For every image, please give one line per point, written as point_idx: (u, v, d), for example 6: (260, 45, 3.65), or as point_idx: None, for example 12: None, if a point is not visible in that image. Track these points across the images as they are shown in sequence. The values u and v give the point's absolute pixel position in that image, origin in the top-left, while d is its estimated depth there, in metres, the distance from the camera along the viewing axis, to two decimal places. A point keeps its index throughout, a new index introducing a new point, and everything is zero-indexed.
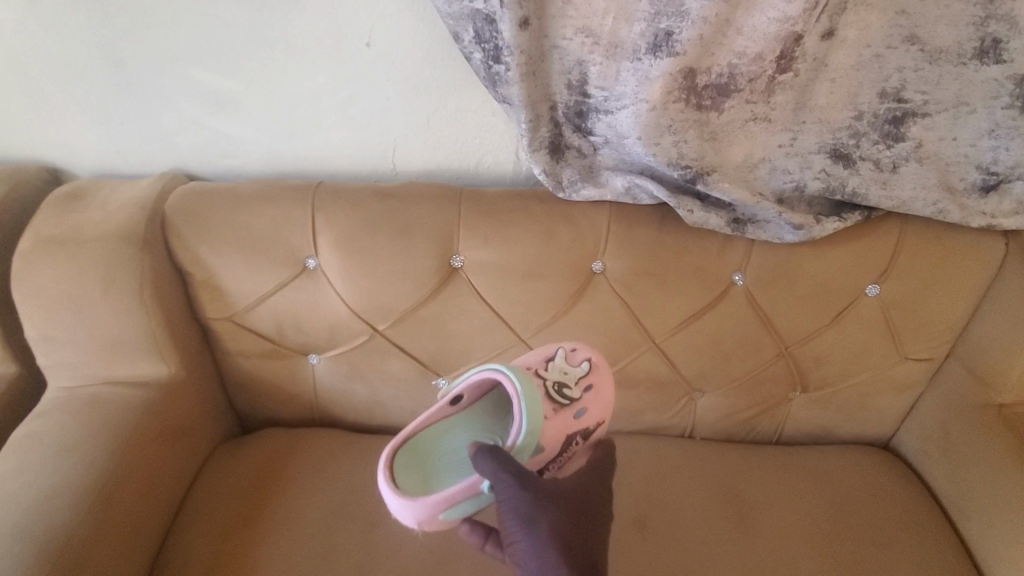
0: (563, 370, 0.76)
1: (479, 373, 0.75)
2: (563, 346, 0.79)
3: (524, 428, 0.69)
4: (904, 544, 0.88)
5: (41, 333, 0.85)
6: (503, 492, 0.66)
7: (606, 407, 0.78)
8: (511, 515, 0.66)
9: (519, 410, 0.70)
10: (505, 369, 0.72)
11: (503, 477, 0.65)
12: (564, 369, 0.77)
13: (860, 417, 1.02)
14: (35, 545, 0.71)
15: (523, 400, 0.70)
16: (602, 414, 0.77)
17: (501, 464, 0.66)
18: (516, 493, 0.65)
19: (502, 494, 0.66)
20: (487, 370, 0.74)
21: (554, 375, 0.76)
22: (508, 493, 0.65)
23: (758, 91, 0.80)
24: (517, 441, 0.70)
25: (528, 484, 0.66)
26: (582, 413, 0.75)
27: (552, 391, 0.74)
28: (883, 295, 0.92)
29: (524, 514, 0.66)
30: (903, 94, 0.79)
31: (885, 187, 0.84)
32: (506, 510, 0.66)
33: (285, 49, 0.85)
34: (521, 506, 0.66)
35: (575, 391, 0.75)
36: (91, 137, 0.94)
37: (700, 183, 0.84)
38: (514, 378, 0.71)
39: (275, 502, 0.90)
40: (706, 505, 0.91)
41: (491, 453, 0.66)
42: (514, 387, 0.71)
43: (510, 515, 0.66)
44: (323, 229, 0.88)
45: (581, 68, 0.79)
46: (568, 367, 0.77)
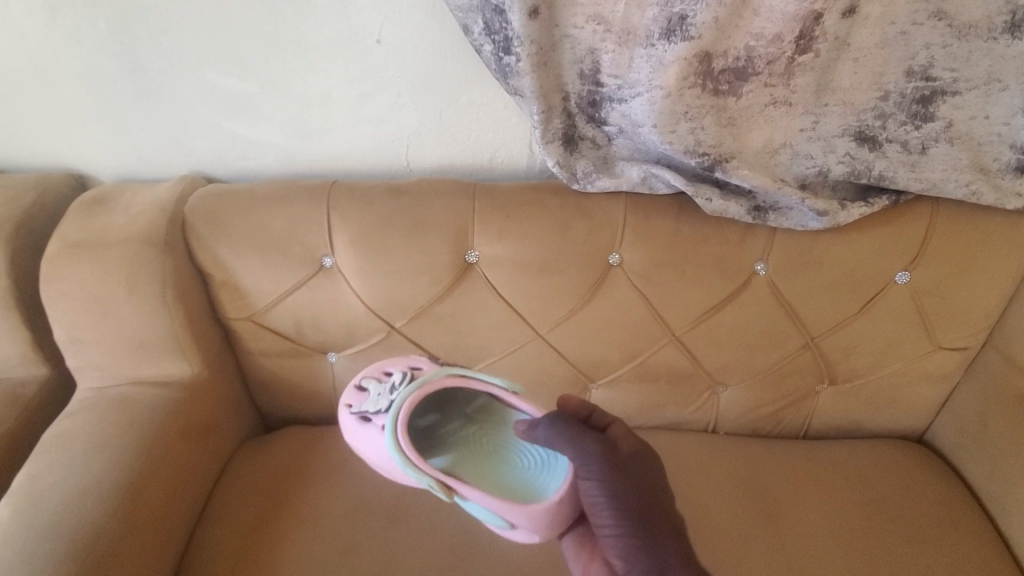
0: (377, 391, 0.84)
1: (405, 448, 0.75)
2: (350, 408, 0.85)
3: (443, 373, 0.81)
4: (942, 540, 0.85)
5: (69, 336, 0.87)
6: (590, 469, 0.71)
7: (401, 360, 0.89)
8: (602, 497, 0.70)
9: (432, 381, 0.80)
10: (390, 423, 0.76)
11: (581, 448, 0.72)
12: (378, 394, 0.83)
13: (892, 410, 0.99)
14: (67, 540, 0.73)
15: (418, 384, 0.80)
16: (413, 359, 0.88)
17: (563, 429, 0.74)
18: (604, 469, 0.71)
19: (585, 470, 0.72)
20: (402, 449, 0.75)
21: (382, 393, 0.83)
22: (597, 468, 0.71)
23: (777, 74, 0.77)
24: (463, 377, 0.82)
25: (613, 465, 0.71)
26: (416, 364, 0.87)
27: (397, 388, 0.81)
28: (913, 283, 0.88)
29: (617, 495, 0.69)
30: (931, 72, 0.76)
31: (914, 170, 0.80)
32: (595, 491, 0.70)
33: (298, 50, 0.86)
34: (614, 487, 0.70)
35: (393, 376, 0.83)
36: (114, 143, 0.96)
37: (719, 171, 0.81)
38: (398, 404, 0.78)
39: (297, 498, 0.91)
40: (735, 501, 0.89)
41: (544, 420, 0.76)
42: (410, 401, 0.78)
43: (602, 498, 0.70)
44: (339, 228, 0.88)
45: (594, 56, 0.78)
46: (374, 387, 0.85)
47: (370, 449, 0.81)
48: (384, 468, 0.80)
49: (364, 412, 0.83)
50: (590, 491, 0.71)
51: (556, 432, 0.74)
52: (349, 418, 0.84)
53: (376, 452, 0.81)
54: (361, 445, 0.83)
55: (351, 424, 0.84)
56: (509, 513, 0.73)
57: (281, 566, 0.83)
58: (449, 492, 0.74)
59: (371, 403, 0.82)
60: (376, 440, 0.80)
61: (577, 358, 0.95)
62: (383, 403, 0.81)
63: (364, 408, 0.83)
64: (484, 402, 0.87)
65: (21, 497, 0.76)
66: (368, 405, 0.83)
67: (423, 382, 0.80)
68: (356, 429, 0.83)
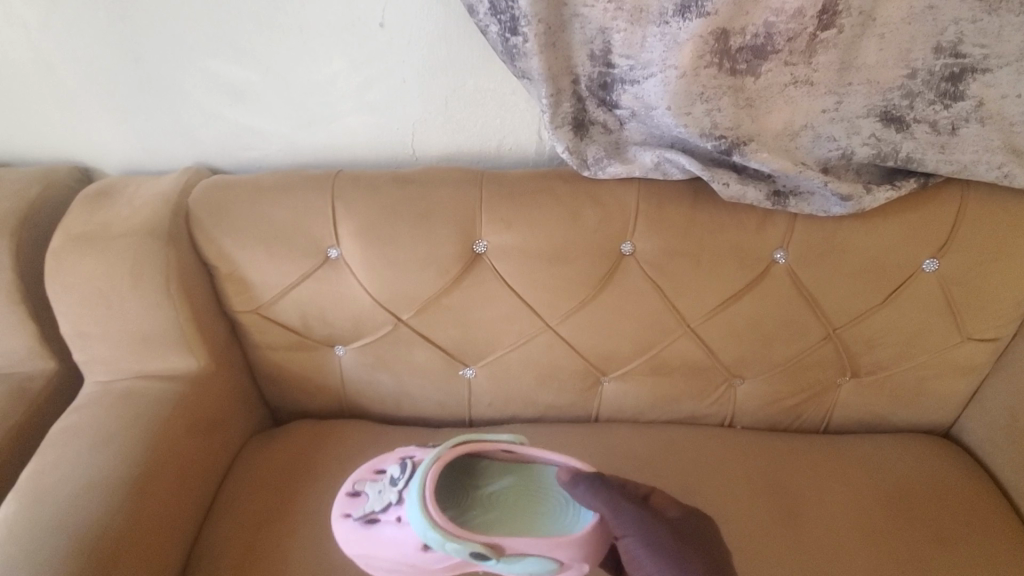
0: (375, 488, 0.81)
1: (442, 521, 0.70)
2: (350, 513, 0.80)
3: (451, 443, 0.77)
4: (972, 538, 0.82)
5: (75, 329, 0.86)
6: (630, 527, 0.72)
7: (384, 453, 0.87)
8: (646, 550, 0.71)
9: (444, 454, 0.75)
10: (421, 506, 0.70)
11: (619, 510, 0.73)
12: (376, 492, 0.80)
13: (917, 403, 0.95)
14: (72, 535, 0.72)
15: (434, 457, 0.74)
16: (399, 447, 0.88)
17: (600, 492, 0.74)
18: (640, 523, 0.72)
19: (622, 526, 0.72)
20: (439, 524, 0.69)
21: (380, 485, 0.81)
22: (638, 527, 0.72)
23: (798, 52, 0.74)
24: (466, 442, 0.78)
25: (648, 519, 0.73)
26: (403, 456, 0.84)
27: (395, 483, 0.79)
28: (942, 271, 0.85)
29: (663, 553, 0.70)
30: (960, 48, 0.71)
31: (944, 151, 0.76)
32: (636, 543, 0.72)
33: (299, 35, 0.83)
34: (657, 544, 0.71)
35: (389, 470, 0.81)
36: (117, 135, 0.94)
37: (736, 154, 0.78)
38: (419, 482, 0.72)
39: (306, 493, 0.90)
40: (754, 498, 0.86)
41: (583, 480, 0.75)
42: (429, 475, 0.73)
43: (645, 549, 0.71)
44: (344, 218, 0.86)
45: (605, 36, 0.74)
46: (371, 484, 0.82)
47: (388, 547, 0.76)
48: (408, 564, 0.75)
49: (367, 511, 0.79)
50: (630, 546, 0.72)
51: (595, 496, 0.73)
52: (350, 529, 0.78)
53: (397, 547, 0.76)
54: (371, 551, 0.77)
55: (354, 533, 0.78)
56: (560, 547, 0.71)
57: (289, 562, 0.81)
58: (496, 553, 0.70)
59: (374, 501, 0.79)
60: (395, 533, 0.76)
61: (590, 350, 0.93)
62: (392, 495, 0.78)
63: (366, 510, 0.79)
64: (482, 463, 0.82)
65: (29, 491, 0.76)
66: (372, 504, 0.79)
67: (433, 460, 0.74)
68: (364, 533, 0.77)
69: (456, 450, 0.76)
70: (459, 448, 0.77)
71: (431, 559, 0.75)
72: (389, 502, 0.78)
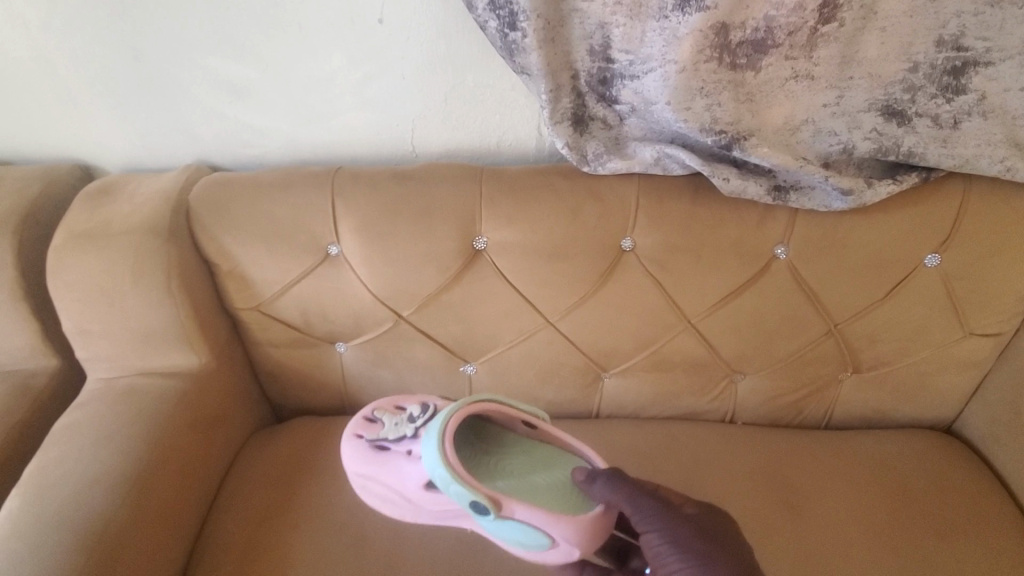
0: (394, 422, 0.83)
1: (453, 460, 0.69)
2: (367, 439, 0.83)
3: (483, 396, 0.75)
4: (974, 534, 0.81)
5: (77, 327, 0.87)
6: (652, 523, 0.69)
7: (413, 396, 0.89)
8: (671, 545, 0.68)
9: (472, 403, 0.73)
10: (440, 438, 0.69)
11: (639, 505, 0.70)
12: (394, 424, 0.82)
13: (919, 398, 0.95)
14: (74, 531, 0.72)
15: (462, 404, 0.73)
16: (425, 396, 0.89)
17: (619, 488, 0.71)
18: (662, 519, 0.69)
19: (644, 523, 0.70)
20: (451, 465, 0.68)
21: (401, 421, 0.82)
22: (660, 522, 0.69)
23: (799, 46, 0.73)
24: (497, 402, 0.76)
25: (672, 515, 0.70)
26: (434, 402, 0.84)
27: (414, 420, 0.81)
28: (943, 267, 0.84)
29: (691, 550, 0.67)
30: (962, 41, 0.71)
31: (946, 146, 0.76)
32: (660, 539, 0.69)
33: (298, 31, 0.83)
34: (683, 539, 0.68)
35: (410, 408, 0.83)
36: (119, 132, 0.94)
37: (737, 149, 0.77)
38: (444, 420, 0.71)
39: (308, 489, 0.90)
40: (755, 493, 0.86)
41: (602, 474, 0.72)
42: (454, 420, 0.71)
43: (669, 545, 0.68)
44: (344, 215, 0.86)
45: (604, 31, 0.74)
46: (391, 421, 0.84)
47: (392, 476, 0.79)
48: (404, 496, 0.78)
49: (383, 440, 0.82)
50: (654, 542, 0.69)
51: (613, 490, 0.71)
52: (361, 449, 0.82)
53: (400, 478, 0.78)
54: (377, 475, 0.80)
55: (365, 453, 0.81)
56: (557, 523, 0.70)
57: (290, 558, 0.82)
58: (495, 509, 0.69)
59: (389, 431, 0.82)
60: (401, 466, 0.78)
61: (590, 347, 0.93)
62: (407, 429, 0.81)
63: (380, 437, 0.82)
64: (502, 430, 0.81)
65: (32, 487, 0.76)
66: (387, 433, 0.82)
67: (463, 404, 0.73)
68: (373, 459, 0.80)
69: (487, 404, 0.75)
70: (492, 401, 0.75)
71: (429, 500, 0.76)
72: (405, 436, 0.81)
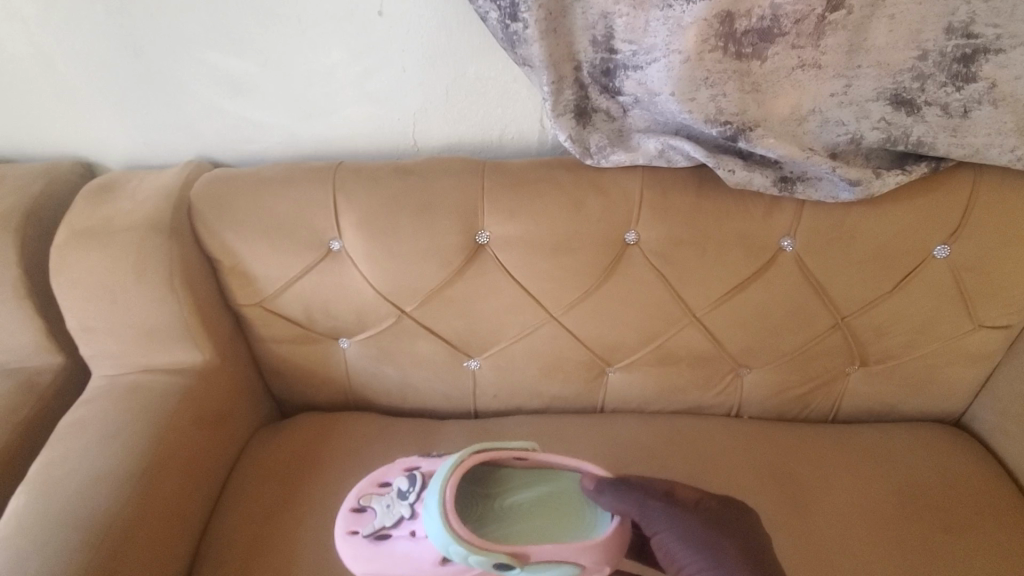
0: (387, 501, 0.78)
1: (463, 534, 0.68)
2: (365, 529, 0.77)
3: (466, 453, 0.74)
4: (981, 527, 0.81)
5: (81, 324, 0.86)
6: (662, 523, 0.73)
7: (392, 465, 0.84)
8: (681, 543, 0.72)
9: (458, 465, 0.73)
10: (443, 518, 0.68)
11: (645, 508, 0.73)
12: (386, 505, 0.78)
13: (927, 391, 0.94)
14: (81, 528, 0.72)
15: (450, 469, 0.72)
16: (406, 460, 0.84)
17: (624, 493, 0.74)
18: (669, 517, 0.73)
19: (653, 522, 0.73)
20: (462, 537, 0.68)
21: (392, 497, 0.79)
22: (669, 522, 0.73)
23: (806, 34, 0.72)
24: (482, 452, 0.75)
25: (678, 511, 0.74)
26: (416, 465, 0.82)
27: (406, 495, 0.77)
28: (953, 258, 0.83)
29: (701, 545, 0.71)
30: (972, 28, 0.69)
31: (956, 135, 0.74)
32: (669, 536, 0.73)
33: (298, 24, 0.82)
34: (692, 535, 0.72)
35: (396, 483, 0.79)
36: (120, 129, 0.94)
37: (742, 140, 0.76)
38: (440, 495, 0.70)
39: (313, 484, 0.90)
40: (760, 487, 0.86)
41: (607, 485, 0.74)
42: (449, 489, 0.71)
43: (679, 542, 0.72)
44: (346, 211, 0.86)
45: (607, 21, 0.73)
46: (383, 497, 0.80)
47: (405, 564, 0.74)
48: None
49: (381, 525, 0.77)
50: (665, 540, 0.73)
51: (622, 500, 0.73)
52: (360, 546, 0.76)
53: (412, 563, 0.74)
54: (387, 569, 0.75)
55: (365, 551, 0.76)
56: (583, 553, 0.70)
57: (296, 553, 0.82)
58: (520, 561, 0.69)
59: (383, 517, 0.77)
60: (410, 549, 0.74)
61: (594, 341, 0.92)
62: (403, 509, 0.77)
63: (376, 527, 0.77)
64: (495, 473, 0.79)
65: (38, 484, 0.76)
66: (383, 520, 0.77)
67: (451, 469, 0.72)
68: (377, 551, 0.75)
69: (472, 461, 0.74)
70: (476, 457, 0.74)
71: (451, 574, 0.73)
72: (404, 515, 0.76)
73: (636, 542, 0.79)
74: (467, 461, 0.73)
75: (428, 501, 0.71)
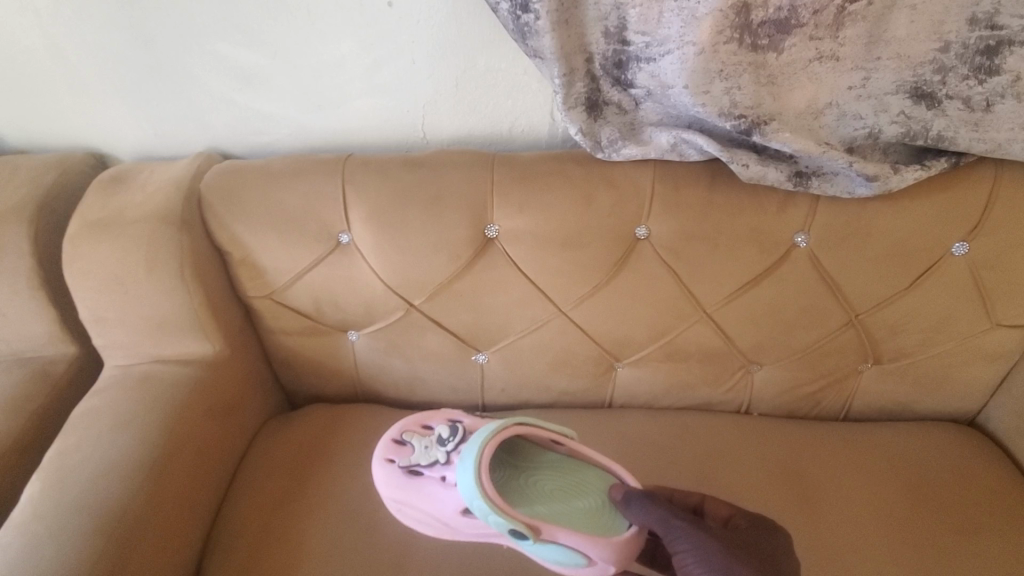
0: (425, 444, 0.82)
1: (491, 494, 0.70)
2: (401, 462, 0.82)
3: (508, 423, 0.75)
4: (992, 529, 0.79)
5: (93, 315, 0.87)
6: (683, 542, 0.65)
7: (437, 414, 0.88)
8: (700, 560, 0.63)
9: (499, 431, 0.74)
10: (476, 472, 0.70)
11: (670, 524, 0.67)
12: (424, 446, 0.82)
13: (941, 390, 0.93)
14: (94, 515, 0.73)
15: (492, 433, 0.73)
16: (450, 413, 0.88)
17: (652, 507, 0.70)
18: (694, 536, 0.65)
19: (677, 541, 0.66)
20: (487, 496, 0.69)
21: (430, 440, 0.82)
22: (691, 541, 0.65)
23: (824, 26, 0.70)
24: (521, 425, 0.76)
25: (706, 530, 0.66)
26: (462, 420, 0.85)
27: (444, 442, 0.80)
28: (971, 256, 0.81)
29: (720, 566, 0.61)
30: (997, 19, 0.67)
31: (977, 129, 0.72)
32: (690, 556, 0.64)
33: (307, 16, 0.81)
34: (713, 555, 0.62)
35: (438, 429, 0.82)
36: (131, 121, 0.94)
37: (757, 134, 0.74)
38: (478, 451, 0.71)
39: (321, 475, 0.91)
40: (769, 485, 0.85)
41: (636, 497, 0.72)
42: (487, 450, 0.72)
43: (698, 562, 0.63)
44: (354, 203, 0.85)
45: (620, 12, 0.72)
46: (423, 441, 0.83)
47: (429, 503, 0.79)
48: (441, 521, 0.78)
49: (414, 464, 0.81)
50: (685, 560, 0.64)
51: (647, 512, 0.70)
52: (394, 474, 0.81)
53: (436, 504, 0.78)
54: (411, 501, 0.79)
55: (398, 480, 0.81)
56: (592, 545, 0.70)
57: (304, 542, 0.82)
58: (534, 534, 0.70)
59: (420, 456, 0.81)
60: (437, 490, 0.79)
61: (603, 336, 0.91)
62: (438, 454, 0.79)
63: (412, 461, 0.81)
64: (530, 448, 0.81)
65: (52, 471, 0.77)
66: (418, 458, 0.81)
67: (494, 433, 0.73)
68: (406, 484, 0.80)
69: (514, 430, 0.75)
70: (518, 428, 0.76)
71: (468, 525, 0.76)
72: (438, 459, 0.79)
73: (648, 546, 0.79)
74: (508, 433, 0.74)
75: (465, 454, 0.73)
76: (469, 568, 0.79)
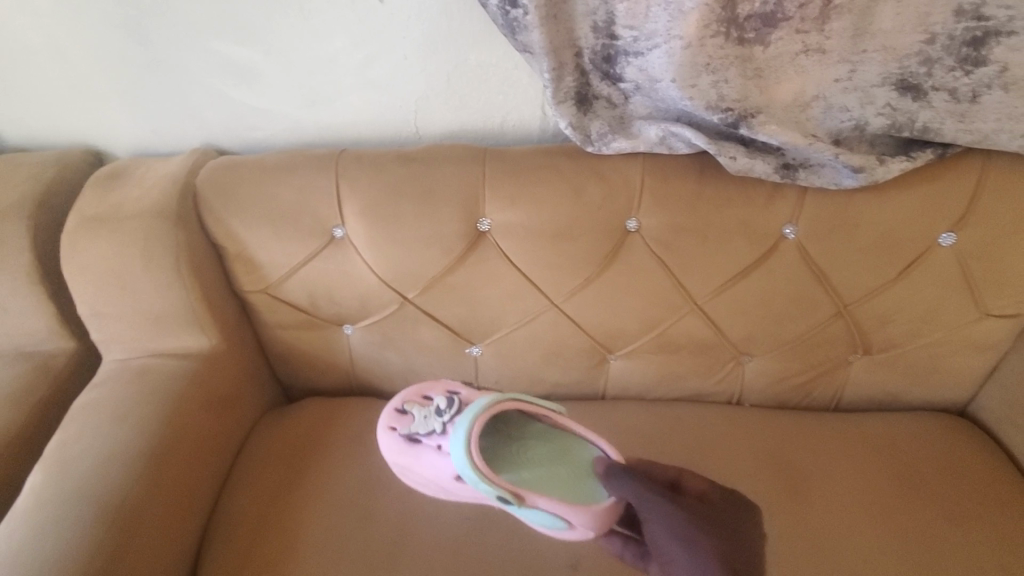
0: (426, 413, 0.82)
1: (478, 463, 0.70)
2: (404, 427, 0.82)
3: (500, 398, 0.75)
4: (979, 516, 0.80)
5: (91, 310, 0.88)
6: (653, 512, 0.68)
7: (438, 385, 0.87)
8: (669, 534, 0.66)
9: (491, 406, 0.74)
10: (466, 441, 0.70)
11: (643, 496, 0.69)
12: (424, 415, 0.82)
13: (932, 381, 0.93)
14: (92, 505, 0.74)
15: (484, 407, 0.74)
16: (451, 382, 0.88)
17: (627, 478, 0.70)
18: (664, 507, 0.67)
19: (648, 510, 0.68)
20: (476, 466, 0.70)
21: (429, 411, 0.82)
22: (660, 512, 0.67)
23: (810, 19, 0.71)
24: (517, 402, 0.76)
25: (676, 502, 0.68)
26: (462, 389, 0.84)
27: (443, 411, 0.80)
28: (959, 246, 0.82)
29: (685, 541, 0.64)
30: (983, 10, 0.67)
31: (963, 120, 0.73)
32: (659, 526, 0.67)
33: (300, 13, 0.83)
34: (679, 528, 0.65)
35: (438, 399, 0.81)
36: (129, 118, 0.95)
37: (743, 127, 0.76)
38: (469, 426, 0.72)
39: (317, 466, 0.91)
40: (760, 474, 0.86)
41: (614, 471, 0.72)
42: (476, 424, 0.72)
43: (666, 533, 0.66)
44: (348, 197, 0.86)
45: (607, 7, 0.72)
46: (423, 410, 0.83)
47: (428, 468, 0.78)
48: (439, 484, 0.78)
49: (413, 432, 0.81)
50: (655, 530, 0.67)
51: (622, 485, 0.70)
52: (396, 441, 0.81)
53: (432, 470, 0.78)
54: (411, 466, 0.80)
55: (400, 447, 0.81)
56: (573, 513, 0.72)
57: (300, 533, 0.83)
58: (518, 501, 0.71)
59: (420, 424, 0.80)
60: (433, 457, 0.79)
61: (595, 328, 0.92)
62: (436, 424, 0.79)
63: (413, 430, 0.81)
64: (526, 421, 0.82)
65: (52, 462, 0.78)
66: (418, 427, 0.81)
67: (485, 408, 0.74)
68: (405, 452, 0.80)
69: (505, 404, 0.75)
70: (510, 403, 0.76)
71: (464, 491, 0.77)
72: (436, 428, 0.79)
73: None
74: (498, 408, 0.75)
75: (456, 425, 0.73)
76: (462, 557, 0.80)
